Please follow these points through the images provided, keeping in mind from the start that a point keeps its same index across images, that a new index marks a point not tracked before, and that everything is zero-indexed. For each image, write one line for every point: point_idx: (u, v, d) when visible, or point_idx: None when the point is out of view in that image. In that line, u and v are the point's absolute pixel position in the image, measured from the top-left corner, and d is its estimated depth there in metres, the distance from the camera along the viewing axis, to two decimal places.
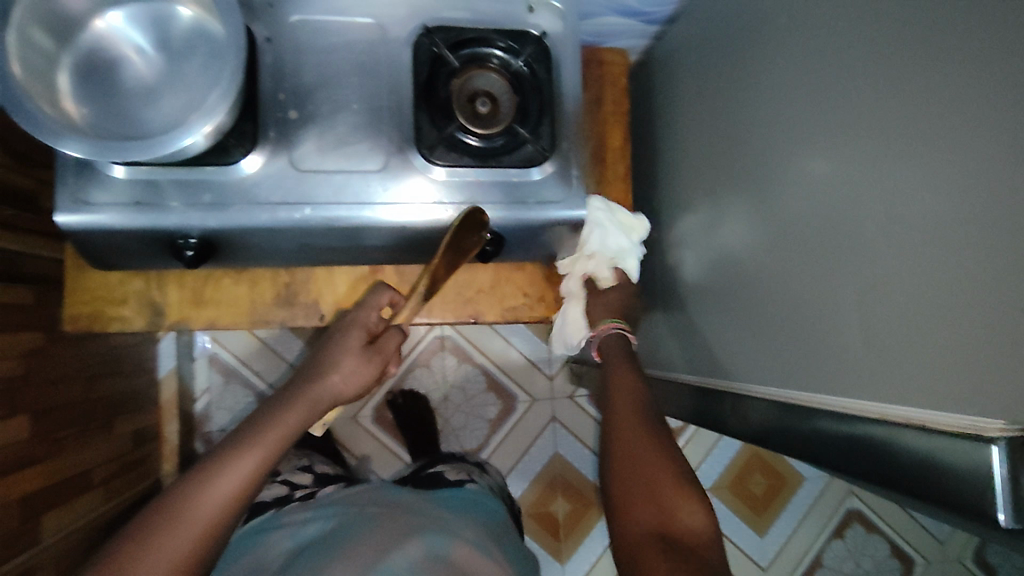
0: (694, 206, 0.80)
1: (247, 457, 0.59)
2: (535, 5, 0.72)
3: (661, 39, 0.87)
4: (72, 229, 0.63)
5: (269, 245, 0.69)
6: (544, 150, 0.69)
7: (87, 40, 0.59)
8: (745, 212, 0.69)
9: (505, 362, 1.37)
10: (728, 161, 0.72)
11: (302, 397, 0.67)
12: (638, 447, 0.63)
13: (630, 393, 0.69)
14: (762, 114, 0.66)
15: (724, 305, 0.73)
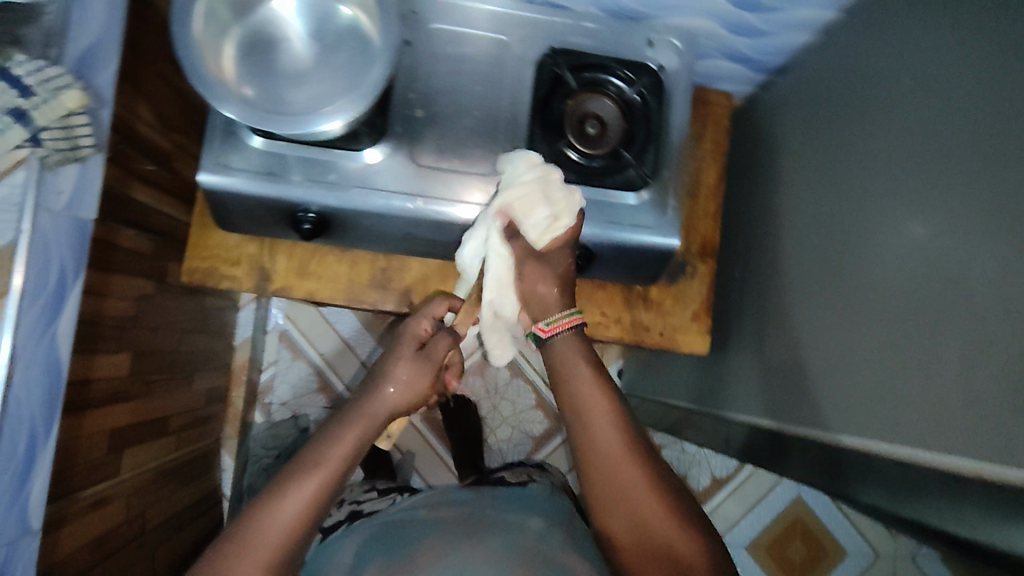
0: (782, 252, 0.81)
1: (300, 487, 0.55)
2: (655, 41, 0.76)
3: (766, 88, 0.90)
4: (209, 188, 0.69)
5: (377, 229, 0.74)
6: (646, 176, 0.72)
7: (258, 18, 0.66)
8: (838, 263, 0.69)
9: None
10: (822, 212, 0.73)
11: (359, 415, 0.61)
12: (587, 442, 0.57)
13: (586, 383, 0.59)
14: (863, 169, 0.67)
15: (806, 353, 0.73)
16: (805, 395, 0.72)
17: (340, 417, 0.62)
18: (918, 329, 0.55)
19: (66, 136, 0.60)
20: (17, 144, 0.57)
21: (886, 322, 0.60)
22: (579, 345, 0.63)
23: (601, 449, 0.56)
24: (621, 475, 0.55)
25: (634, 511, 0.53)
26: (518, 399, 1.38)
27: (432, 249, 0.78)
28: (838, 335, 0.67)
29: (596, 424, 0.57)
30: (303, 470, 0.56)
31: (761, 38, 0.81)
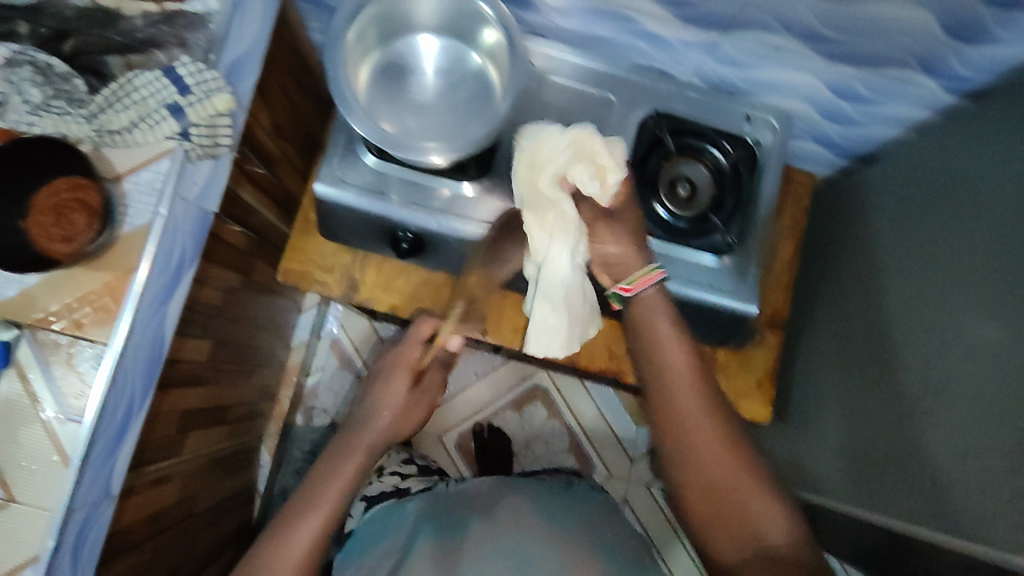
0: (848, 333, 0.82)
1: (301, 531, 0.62)
2: (753, 117, 0.79)
3: (848, 174, 0.93)
4: (321, 197, 0.74)
5: (467, 256, 0.78)
6: (731, 243, 0.75)
7: (396, 48, 0.71)
8: (905, 350, 0.71)
9: (593, 429, 1.38)
10: (894, 299, 0.75)
11: (349, 450, 0.69)
12: (668, 401, 0.62)
13: (671, 346, 0.64)
14: (940, 262, 0.69)
15: (872, 429, 0.73)
16: (869, 478, 0.72)
17: (337, 450, 0.69)
18: (989, 423, 0.56)
19: (209, 134, 0.64)
20: (168, 134, 0.62)
21: (954, 415, 0.61)
22: (659, 301, 0.66)
23: (683, 408, 0.61)
24: (700, 429, 0.60)
25: (708, 470, 0.59)
26: (553, 441, 1.37)
27: (513, 282, 0.81)
28: (900, 420, 0.69)
29: (680, 387, 0.62)
30: (304, 509, 0.63)
31: (852, 126, 0.84)
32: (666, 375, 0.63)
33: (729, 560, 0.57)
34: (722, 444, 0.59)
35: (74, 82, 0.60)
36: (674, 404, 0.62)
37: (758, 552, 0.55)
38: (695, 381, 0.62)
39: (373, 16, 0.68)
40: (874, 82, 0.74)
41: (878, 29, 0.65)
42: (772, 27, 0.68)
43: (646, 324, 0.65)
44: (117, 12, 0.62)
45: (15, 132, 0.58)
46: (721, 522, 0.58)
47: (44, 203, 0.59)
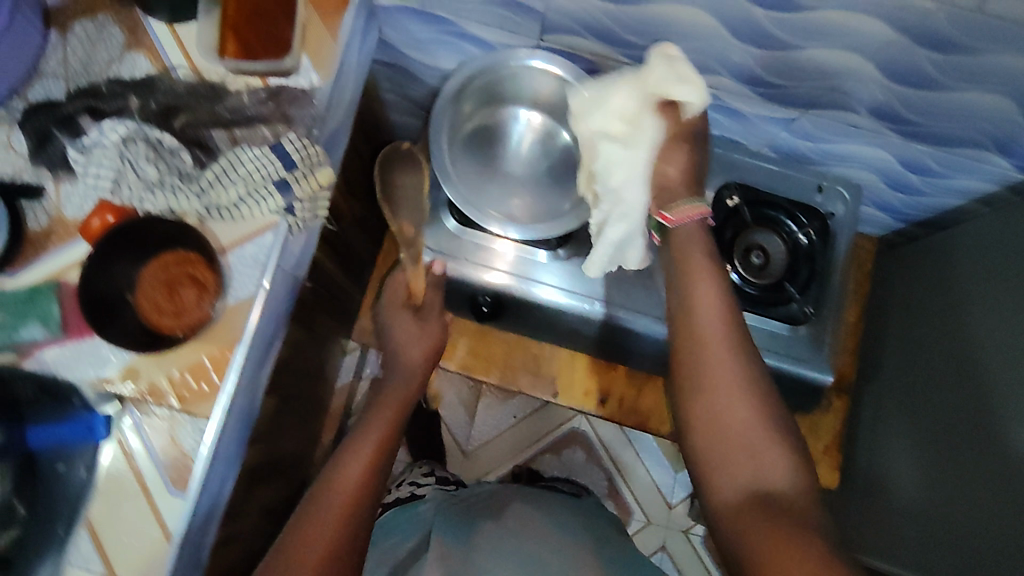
0: (940, 392, 0.79)
1: (337, 481, 0.55)
2: (825, 188, 0.82)
3: (905, 237, 0.95)
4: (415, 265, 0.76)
5: (545, 320, 0.79)
6: (808, 312, 0.77)
7: (493, 114, 0.76)
8: (975, 416, 0.71)
9: (632, 475, 1.37)
10: (960, 365, 0.76)
11: (380, 412, 0.63)
12: (689, 337, 0.55)
13: (702, 277, 0.56)
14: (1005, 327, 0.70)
15: (967, 491, 0.69)
16: (935, 538, 0.72)
17: (369, 411, 0.64)
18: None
19: (311, 208, 0.64)
20: (273, 210, 0.62)
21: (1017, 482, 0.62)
22: (700, 241, 0.59)
23: (705, 344, 0.53)
24: (720, 367, 0.52)
25: (720, 414, 0.51)
26: (591, 485, 1.36)
27: (588, 345, 0.82)
28: (967, 490, 0.69)
29: (705, 321, 0.54)
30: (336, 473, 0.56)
31: (916, 196, 0.86)
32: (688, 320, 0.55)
33: (724, 502, 0.50)
34: (739, 383, 0.52)
35: (181, 156, 0.60)
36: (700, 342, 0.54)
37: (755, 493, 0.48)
38: (725, 317, 0.55)
39: (472, 85, 0.72)
40: (947, 159, 0.76)
41: (961, 115, 0.67)
42: (855, 108, 0.70)
43: (688, 255, 0.58)
44: (224, 88, 0.62)
45: (128, 209, 0.58)
46: (729, 462, 0.50)
47: (155, 276, 0.59)
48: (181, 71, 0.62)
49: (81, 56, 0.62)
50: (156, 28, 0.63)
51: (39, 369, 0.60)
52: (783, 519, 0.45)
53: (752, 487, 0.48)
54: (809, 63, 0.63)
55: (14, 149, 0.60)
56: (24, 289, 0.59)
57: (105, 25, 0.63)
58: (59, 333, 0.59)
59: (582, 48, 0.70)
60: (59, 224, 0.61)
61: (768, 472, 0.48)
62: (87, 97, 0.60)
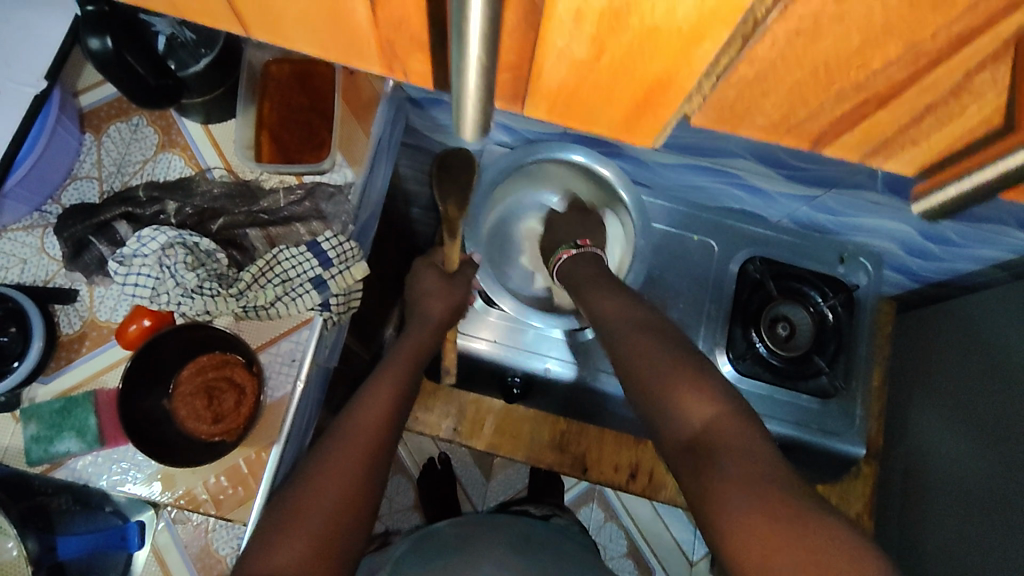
0: (972, 465, 0.78)
1: (334, 470, 0.52)
2: (846, 258, 0.84)
3: (925, 298, 0.96)
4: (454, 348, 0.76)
5: (575, 399, 0.79)
6: (838, 385, 0.77)
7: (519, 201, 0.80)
8: (1010, 493, 0.71)
9: (652, 532, 1.35)
10: (994, 437, 0.75)
11: (384, 378, 0.61)
12: (605, 332, 0.59)
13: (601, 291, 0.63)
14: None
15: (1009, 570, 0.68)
16: None
17: (370, 380, 0.62)
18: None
19: (345, 303, 0.65)
20: (309, 306, 0.63)
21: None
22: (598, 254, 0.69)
23: (615, 333, 0.58)
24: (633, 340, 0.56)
25: (636, 378, 0.53)
26: (609, 543, 1.33)
27: (614, 422, 0.82)
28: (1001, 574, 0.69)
29: (609, 318, 0.59)
30: (340, 439, 0.55)
31: (934, 262, 0.87)
32: (599, 313, 0.61)
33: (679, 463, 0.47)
34: (653, 349, 0.54)
35: (218, 257, 0.62)
36: (615, 337, 0.57)
37: (694, 441, 0.46)
38: (623, 306, 0.60)
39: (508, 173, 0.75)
40: (967, 231, 0.77)
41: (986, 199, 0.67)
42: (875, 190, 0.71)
43: (578, 275, 0.68)
44: (259, 185, 0.66)
45: (165, 314, 0.61)
46: (659, 420, 0.49)
47: (192, 382, 0.60)
48: (216, 171, 0.66)
49: (115, 156, 0.66)
50: (190, 127, 0.67)
51: (69, 478, 0.58)
52: (728, 464, 0.43)
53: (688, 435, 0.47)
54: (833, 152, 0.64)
55: (48, 254, 0.62)
56: (59, 399, 0.58)
57: (139, 125, 0.67)
58: (94, 444, 0.57)
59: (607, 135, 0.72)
60: (93, 328, 0.61)
61: (689, 412, 0.48)
62: (123, 202, 0.63)
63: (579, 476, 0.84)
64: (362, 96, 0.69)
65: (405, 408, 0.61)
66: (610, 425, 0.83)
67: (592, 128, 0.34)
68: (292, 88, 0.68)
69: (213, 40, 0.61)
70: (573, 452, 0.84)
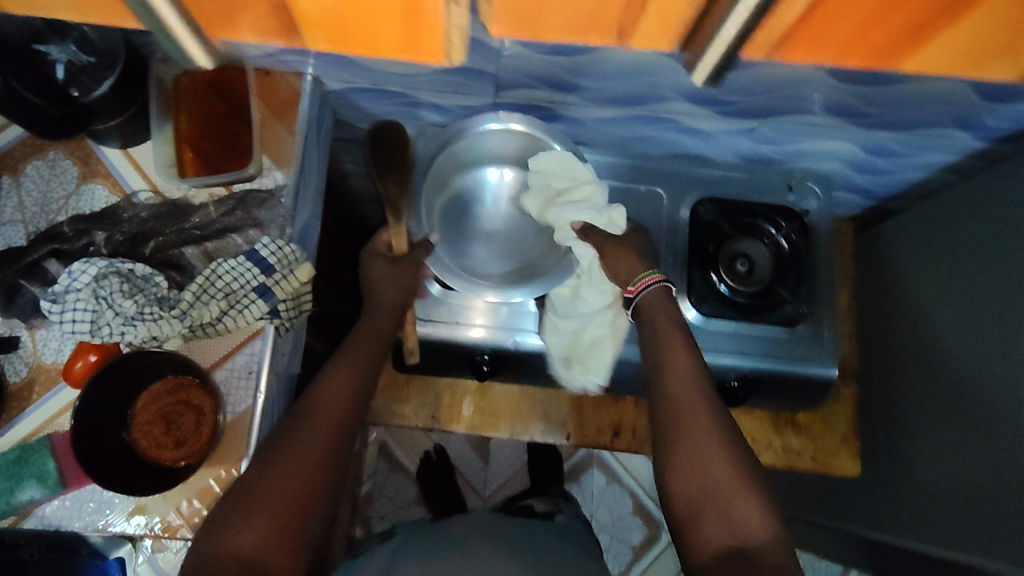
0: (941, 365, 0.79)
1: (298, 454, 0.51)
2: (795, 185, 0.84)
3: (880, 212, 0.97)
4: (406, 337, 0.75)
5: (547, 367, 0.79)
6: (803, 311, 0.77)
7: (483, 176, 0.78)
8: (976, 381, 0.73)
9: (655, 488, 1.36)
10: (957, 332, 0.77)
11: (346, 359, 0.60)
12: (668, 389, 0.57)
13: (677, 345, 0.58)
14: (995, 291, 0.72)
15: (988, 458, 0.69)
16: (969, 510, 0.71)
17: (335, 356, 0.61)
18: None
19: (295, 307, 0.64)
20: (258, 316, 0.62)
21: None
22: (665, 300, 0.63)
23: (682, 407, 0.55)
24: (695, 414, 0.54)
25: (694, 471, 0.52)
26: (614, 508, 1.35)
27: (590, 384, 0.82)
28: (978, 462, 0.71)
29: (679, 383, 0.56)
30: (301, 421, 0.54)
31: (883, 175, 0.87)
32: (671, 375, 0.57)
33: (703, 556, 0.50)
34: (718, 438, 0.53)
35: (156, 280, 0.60)
36: (681, 413, 0.55)
37: (729, 550, 0.49)
38: (698, 374, 0.57)
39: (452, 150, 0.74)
40: (909, 140, 0.77)
41: (916, 101, 0.68)
42: (811, 109, 0.72)
43: (656, 322, 0.61)
44: (188, 203, 0.65)
45: (111, 347, 0.60)
46: (696, 518, 0.51)
47: (148, 410, 0.59)
48: (143, 194, 0.65)
49: (37, 195, 0.64)
50: (108, 154, 0.66)
51: (39, 526, 0.56)
52: None
53: (728, 545, 0.49)
54: (762, 78, 0.65)
55: None
56: (15, 449, 0.57)
57: (56, 160, 0.65)
58: (57, 488, 0.56)
59: (539, 98, 0.73)
60: (40, 372, 0.60)
61: (739, 524, 0.49)
62: (49, 241, 0.61)
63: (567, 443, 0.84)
64: (282, 94, 0.68)
65: (371, 382, 0.59)
66: (586, 388, 0.83)
67: (386, 49, 0.53)
68: (208, 100, 0.66)
69: (113, 61, 0.59)
70: (555, 421, 0.84)
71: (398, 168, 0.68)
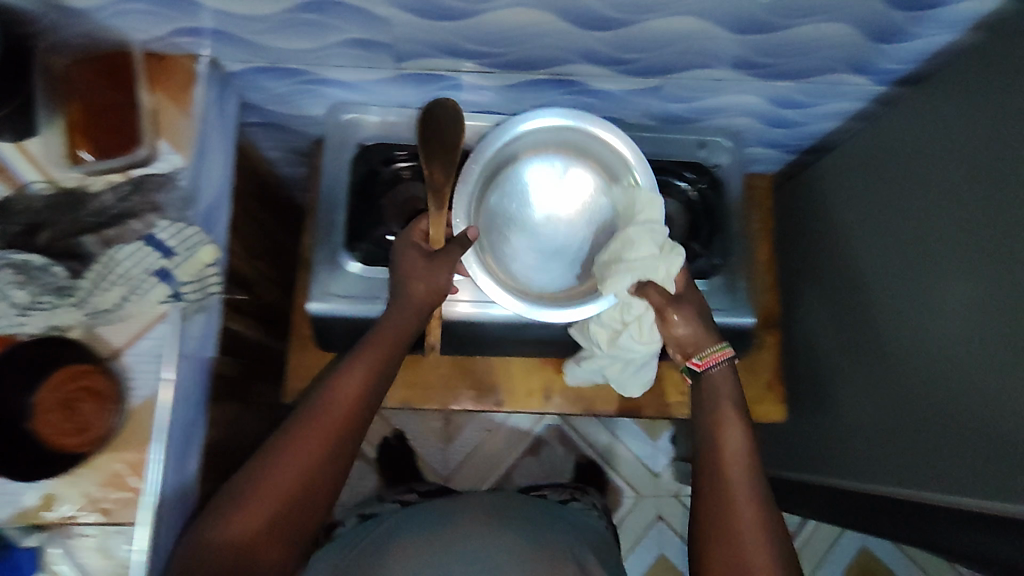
0: (849, 307, 0.81)
1: (297, 457, 0.56)
2: (707, 142, 0.85)
3: (798, 165, 0.99)
4: (320, 315, 0.74)
5: (468, 336, 0.79)
6: (716, 264, 0.80)
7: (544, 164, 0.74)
8: (918, 334, 0.67)
9: (611, 455, 1.42)
10: (857, 275, 0.80)
11: (355, 361, 0.62)
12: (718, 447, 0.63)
13: (727, 411, 0.64)
14: (936, 236, 0.66)
15: (887, 392, 0.72)
16: (876, 443, 0.73)
17: (351, 355, 0.63)
18: (1010, 431, 0.54)
19: (201, 289, 0.64)
20: (159, 300, 0.62)
21: (950, 396, 0.62)
22: (732, 376, 0.67)
23: (728, 470, 0.61)
24: (738, 492, 0.60)
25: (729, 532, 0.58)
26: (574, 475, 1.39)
27: (516, 350, 0.83)
28: (914, 421, 0.66)
29: (727, 447, 0.63)
30: (301, 423, 0.58)
31: (795, 128, 0.88)
32: (719, 439, 0.63)
33: None
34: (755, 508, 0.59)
35: (52, 270, 0.59)
36: (723, 476, 0.61)
37: None
38: (742, 444, 0.63)
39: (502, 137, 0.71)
40: (811, 89, 0.77)
41: (808, 49, 0.69)
42: (712, 65, 0.72)
43: (711, 388, 0.66)
44: (86, 191, 0.63)
45: (9, 337, 0.58)
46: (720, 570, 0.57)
47: (52, 399, 0.57)
48: (36, 185, 0.62)
49: None
50: None
51: None
52: None
53: None
54: (655, 34, 0.65)
55: None
56: None
57: None
58: None
59: (443, 68, 0.71)
60: None
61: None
62: None
63: (499, 408, 0.86)
64: (178, 75, 0.68)
65: (380, 390, 0.62)
66: (512, 353, 0.83)
67: None
68: (96, 83, 0.63)
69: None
70: (486, 387, 0.85)
71: (439, 149, 0.65)
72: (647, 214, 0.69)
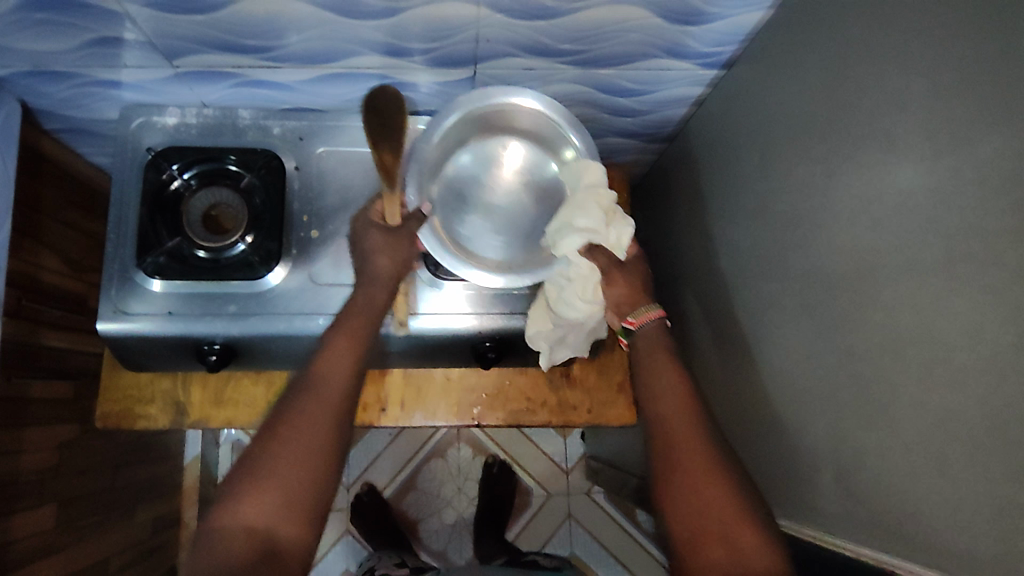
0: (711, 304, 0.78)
1: (311, 432, 0.52)
2: None
3: (661, 154, 0.94)
4: (111, 334, 0.68)
5: (287, 350, 0.74)
6: None
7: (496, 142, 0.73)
8: (857, 322, 0.50)
9: (520, 453, 1.38)
10: (717, 269, 0.76)
11: (339, 338, 0.59)
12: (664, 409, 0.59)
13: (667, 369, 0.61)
14: (854, 199, 0.51)
15: (743, 392, 0.69)
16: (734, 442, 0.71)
17: (326, 336, 0.60)
18: (865, 437, 0.49)
19: None
20: None
21: (791, 391, 0.60)
22: (663, 338, 0.65)
23: (678, 433, 0.56)
24: (690, 445, 0.55)
25: (704, 499, 0.52)
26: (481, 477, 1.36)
27: None
28: (855, 444, 0.50)
29: (669, 408, 0.58)
30: (307, 399, 0.54)
31: (642, 116, 0.84)
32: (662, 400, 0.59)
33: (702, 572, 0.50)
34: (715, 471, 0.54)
35: None
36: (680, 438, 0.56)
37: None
38: (688, 402, 0.59)
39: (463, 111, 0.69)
40: (636, 74, 0.73)
41: (609, 34, 0.64)
42: (515, 53, 0.67)
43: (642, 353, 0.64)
44: None
45: None
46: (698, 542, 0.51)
47: None
48: None
49: None
50: None
51: None
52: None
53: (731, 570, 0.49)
54: (438, 22, 0.60)
55: None
56: None
57: None
58: None
59: (225, 64, 0.66)
60: None
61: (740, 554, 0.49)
62: None
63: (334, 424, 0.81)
64: None
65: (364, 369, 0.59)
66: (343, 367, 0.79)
67: None
68: None
69: None
70: None
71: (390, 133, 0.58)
72: (590, 179, 0.67)
